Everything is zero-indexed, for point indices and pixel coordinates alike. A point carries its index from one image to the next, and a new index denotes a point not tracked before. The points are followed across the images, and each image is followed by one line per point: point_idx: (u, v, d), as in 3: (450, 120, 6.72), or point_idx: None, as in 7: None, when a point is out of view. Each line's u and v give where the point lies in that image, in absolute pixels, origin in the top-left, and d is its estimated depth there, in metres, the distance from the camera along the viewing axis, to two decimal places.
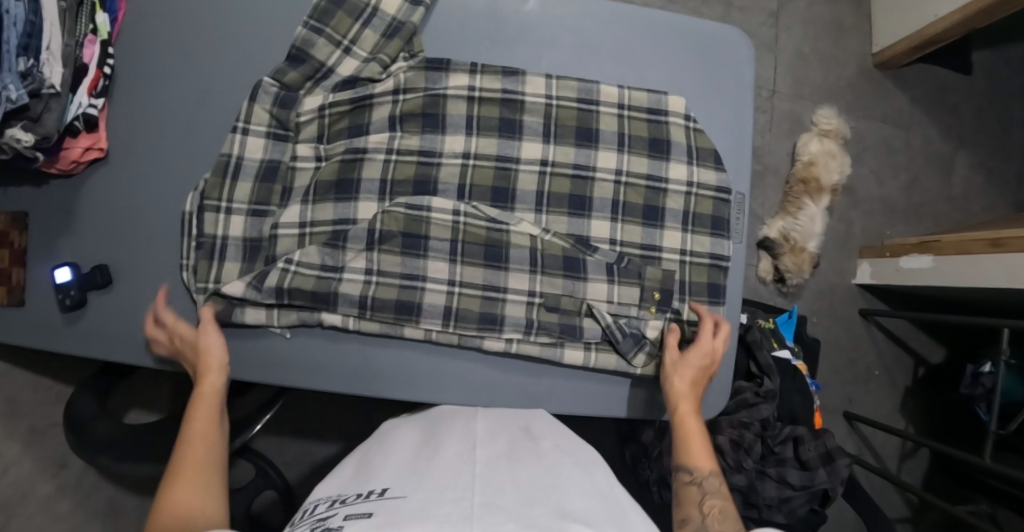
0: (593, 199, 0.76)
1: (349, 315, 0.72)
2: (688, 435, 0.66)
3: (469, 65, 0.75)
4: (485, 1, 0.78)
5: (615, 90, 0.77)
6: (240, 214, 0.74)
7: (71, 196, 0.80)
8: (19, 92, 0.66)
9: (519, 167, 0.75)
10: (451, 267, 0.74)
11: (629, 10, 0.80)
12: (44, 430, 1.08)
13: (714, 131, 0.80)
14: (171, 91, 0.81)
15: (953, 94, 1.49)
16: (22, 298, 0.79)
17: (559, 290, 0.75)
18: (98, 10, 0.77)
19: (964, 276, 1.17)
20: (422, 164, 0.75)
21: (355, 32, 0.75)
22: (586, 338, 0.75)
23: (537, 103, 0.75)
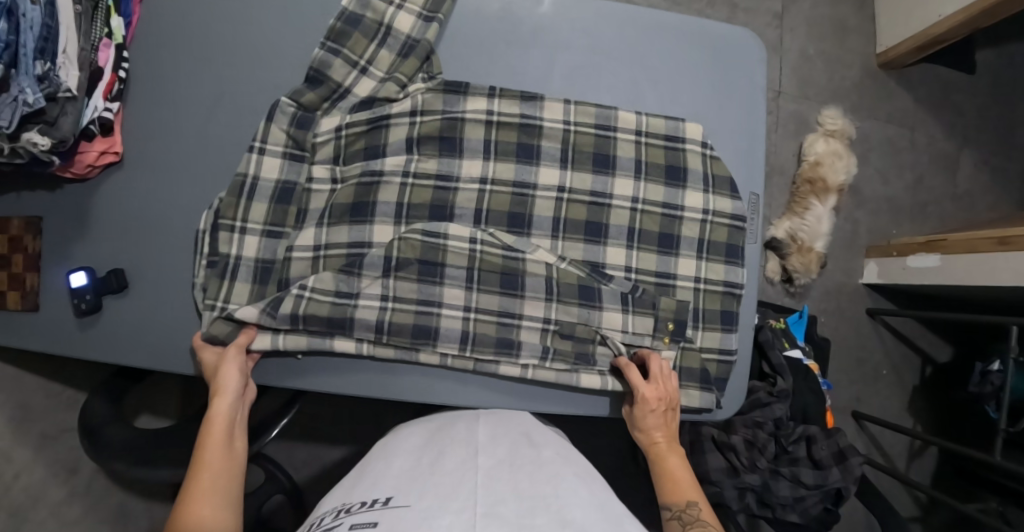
0: (609, 227, 0.74)
1: (364, 340, 0.71)
2: (665, 476, 0.65)
3: (487, 89, 0.74)
4: (500, 26, 0.78)
5: (633, 116, 0.76)
6: (253, 235, 0.74)
7: (85, 200, 0.80)
8: (36, 95, 0.67)
9: (537, 193, 0.74)
10: (467, 294, 0.71)
11: (644, 30, 0.80)
12: (54, 436, 1.08)
13: (728, 157, 0.80)
14: (184, 96, 0.81)
15: (957, 94, 1.49)
16: (37, 302, 0.79)
17: (574, 318, 0.72)
18: (113, 14, 0.78)
19: (971, 274, 1.18)
20: (439, 190, 0.73)
21: (371, 52, 0.75)
22: (600, 367, 0.72)
23: (555, 129, 0.74)
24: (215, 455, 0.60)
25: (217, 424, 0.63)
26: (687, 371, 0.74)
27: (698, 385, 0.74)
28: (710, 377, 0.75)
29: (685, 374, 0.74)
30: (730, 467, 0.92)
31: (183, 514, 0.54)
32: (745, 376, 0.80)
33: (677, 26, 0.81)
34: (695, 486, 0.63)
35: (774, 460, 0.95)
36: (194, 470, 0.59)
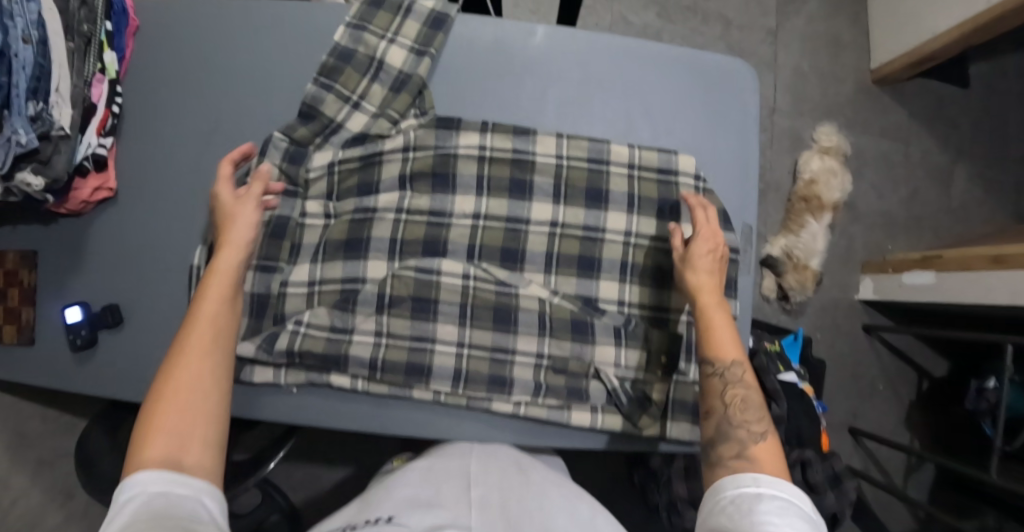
0: (602, 261, 0.74)
1: (359, 376, 0.71)
2: (708, 327, 0.63)
3: (480, 124, 0.75)
4: (491, 59, 0.77)
5: (626, 149, 0.76)
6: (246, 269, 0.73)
7: (80, 235, 0.80)
8: (28, 136, 0.66)
9: (530, 228, 0.74)
10: (461, 330, 0.72)
11: (635, 60, 0.80)
12: (50, 461, 1.08)
13: (722, 187, 0.80)
14: (180, 129, 0.81)
15: (951, 108, 1.50)
16: (32, 336, 0.79)
17: (567, 353, 0.72)
18: (105, 48, 0.78)
19: (968, 292, 1.18)
20: (432, 225, 0.74)
21: (364, 87, 0.75)
22: (592, 401, 0.72)
23: (548, 163, 0.75)
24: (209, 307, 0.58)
25: (219, 271, 0.61)
26: (680, 404, 0.73)
27: (690, 418, 0.72)
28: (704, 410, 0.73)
29: (677, 407, 0.73)
30: None
31: (168, 360, 0.54)
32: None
33: (670, 55, 0.81)
34: (738, 343, 0.62)
35: None
36: (187, 314, 0.58)
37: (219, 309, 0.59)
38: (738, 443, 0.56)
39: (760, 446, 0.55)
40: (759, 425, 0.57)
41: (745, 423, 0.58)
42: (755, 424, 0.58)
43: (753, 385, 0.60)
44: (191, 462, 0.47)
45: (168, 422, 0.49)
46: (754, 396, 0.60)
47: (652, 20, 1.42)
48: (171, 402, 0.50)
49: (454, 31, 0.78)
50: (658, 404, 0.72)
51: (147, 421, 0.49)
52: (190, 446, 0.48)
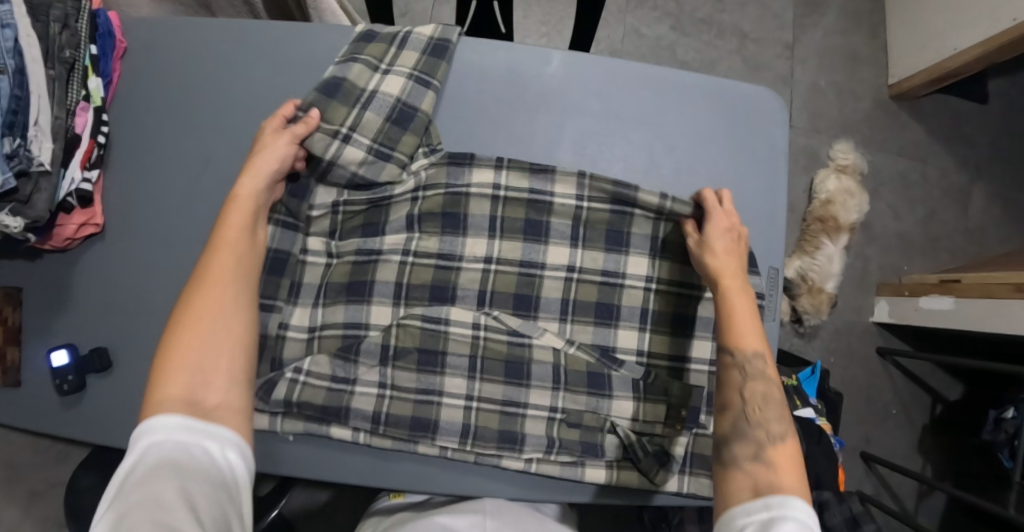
0: (621, 308, 0.71)
1: (360, 429, 0.67)
2: (727, 315, 0.61)
3: (495, 159, 0.70)
4: (500, 91, 0.73)
5: (656, 197, 0.70)
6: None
7: (65, 273, 0.75)
8: (4, 175, 0.59)
9: (545, 272, 0.71)
10: (469, 383, 0.68)
11: (656, 93, 0.75)
12: (43, 492, 1.04)
13: (746, 226, 0.76)
14: (168, 164, 0.75)
15: (969, 125, 1.43)
16: (18, 379, 0.75)
17: (582, 406, 0.69)
18: (90, 74, 0.71)
19: (988, 322, 1.14)
20: (440, 268, 0.70)
21: (355, 117, 0.69)
22: (607, 457, 0.68)
23: (566, 205, 0.71)
24: (229, 253, 0.58)
25: (242, 205, 0.62)
26: (698, 458, 0.69)
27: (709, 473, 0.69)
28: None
29: (696, 460, 0.69)
30: None
31: (198, 296, 0.55)
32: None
33: (693, 87, 0.76)
34: (760, 333, 0.61)
35: None
36: (212, 247, 0.59)
37: (239, 245, 0.59)
38: (753, 443, 0.56)
39: (778, 451, 0.55)
40: (776, 426, 0.57)
41: (762, 421, 0.57)
42: (774, 425, 0.57)
43: (772, 378, 0.59)
44: (213, 404, 0.49)
45: (198, 364, 0.51)
46: (774, 390, 0.59)
47: (665, 34, 1.38)
48: (200, 342, 0.52)
49: (461, 60, 0.73)
50: (678, 458, 0.68)
51: (176, 366, 0.50)
52: (213, 380, 0.51)
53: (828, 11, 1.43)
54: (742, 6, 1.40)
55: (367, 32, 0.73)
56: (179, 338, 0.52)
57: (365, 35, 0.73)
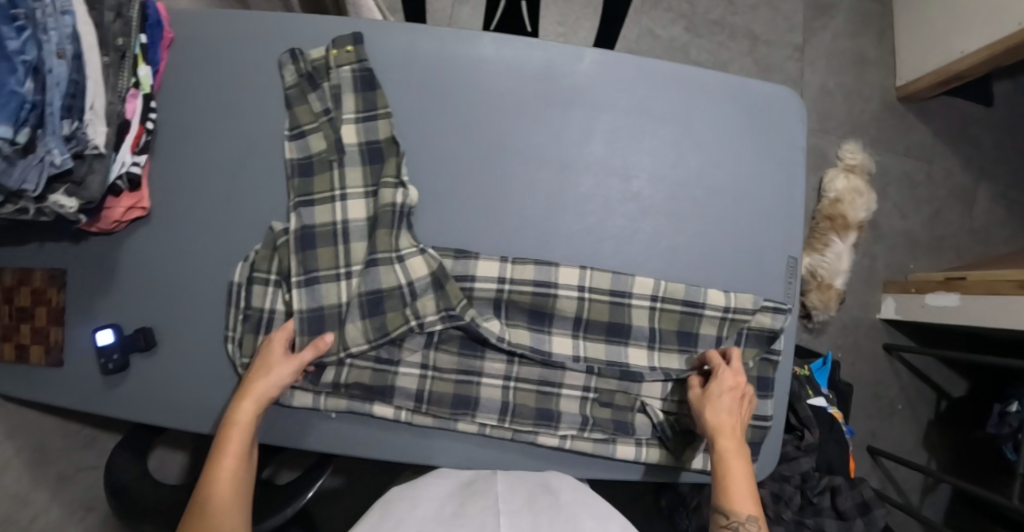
0: (632, 327, 0.73)
1: (403, 408, 0.70)
2: (724, 481, 0.62)
3: (495, 293, 0.71)
4: (535, 87, 0.76)
5: (659, 386, 0.73)
6: (259, 284, 0.72)
7: (110, 254, 0.77)
8: (63, 156, 0.62)
9: (558, 291, 0.71)
10: (508, 364, 0.72)
11: (686, 90, 0.78)
12: (69, 476, 1.06)
13: (768, 218, 0.80)
14: (214, 150, 0.76)
15: (974, 127, 1.46)
16: (60, 358, 0.79)
17: (613, 386, 0.72)
18: (139, 62, 0.72)
19: (993, 318, 1.17)
20: (459, 261, 0.71)
21: (345, 335, 0.69)
22: (637, 435, 0.71)
23: (564, 339, 0.73)
24: (229, 476, 0.59)
25: (239, 432, 0.61)
26: None
27: None
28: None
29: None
30: None
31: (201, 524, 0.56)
32: (779, 439, 0.79)
33: (720, 86, 0.79)
34: (755, 499, 0.61)
35: (799, 510, 0.94)
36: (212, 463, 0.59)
37: (240, 467, 0.60)
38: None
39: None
40: None
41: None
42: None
43: None
44: None
45: None
46: None
47: (678, 36, 1.41)
48: None
49: (493, 59, 0.75)
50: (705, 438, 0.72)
51: None
52: None
53: (837, 14, 1.46)
54: (754, 8, 1.44)
55: (304, 231, 0.71)
56: None
57: (304, 236, 0.71)
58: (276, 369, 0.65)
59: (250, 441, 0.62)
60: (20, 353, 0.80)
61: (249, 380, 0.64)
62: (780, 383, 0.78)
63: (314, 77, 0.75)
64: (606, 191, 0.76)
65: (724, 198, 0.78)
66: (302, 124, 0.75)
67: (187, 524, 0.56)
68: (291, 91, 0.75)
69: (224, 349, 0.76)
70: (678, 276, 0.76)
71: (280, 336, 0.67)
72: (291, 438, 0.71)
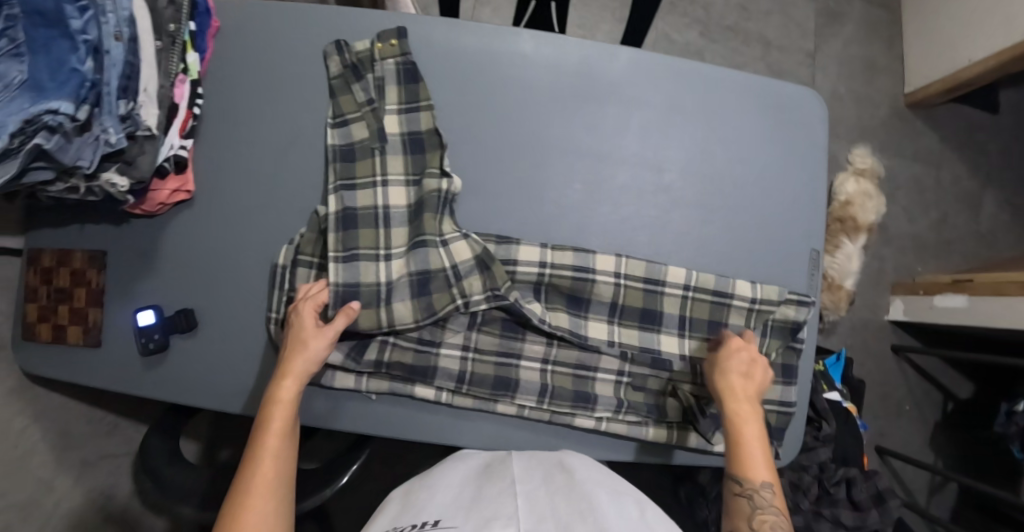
0: (663, 314, 0.75)
1: (444, 388, 0.72)
2: (737, 445, 0.64)
3: (536, 276, 0.74)
4: (573, 81, 0.78)
5: (687, 366, 0.74)
6: (303, 266, 0.74)
7: (152, 237, 0.79)
8: (118, 136, 0.64)
9: (597, 277, 0.74)
10: (547, 347, 0.75)
11: (717, 86, 0.81)
12: (93, 462, 1.07)
13: (794, 210, 0.82)
14: (260, 136, 0.79)
15: (981, 134, 1.50)
16: (99, 338, 0.80)
17: (646, 370, 0.75)
18: (189, 48, 0.75)
19: (1001, 318, 1.19)
20: (501, 247, 0.74)
21: (389, 314, 0.71)
22: (668, 419, 0.74)
23: (599, 323, 0.75)
24: (273, 450, 0.59)
25: (281, 409, 0.62)
26: None
27: None
28: (770, 429, 0.77)
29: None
30: None
31: (245, 504, 0.55)
32: (802, 425, 0.81)
33: (748, 84, 0.82)
34: (769, 464, 0.63)
35: (816, 501, 0.97)
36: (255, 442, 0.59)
37: (282, 445, 0.60)
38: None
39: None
40: None
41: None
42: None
43: (782, 511, 0.61)
44: None
45: None
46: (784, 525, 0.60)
47: (694, 41, 1.45)
48: None
49: (534, 54, 0.78)
50: None
51: None
52: None
53: (848, 22, 1.50)
54: (767, 15, 1.47)
55: (346, 213, 0.73)
56: None
57: (345, 217, 0.73)
58: (314, 346, 0.66)
59: (292, 420, 0.62)
60: (58, 334, 0.81)
61: (287, 359, 0.65)
62: (805, 372, 0.80)
63: (359, 69, 0.77)
64: (641, 182, 0.78)
65: (753, 192, 0.81)
66: (346, 112, 0.77)
67: (232, 493, 0.56)
68: (335, 81, 0.77)
69: (263, 331, 0.78)
70: (707, 266, 0.78)
71: (303, 310, 0.68)
72: (334, 419, 0.73)
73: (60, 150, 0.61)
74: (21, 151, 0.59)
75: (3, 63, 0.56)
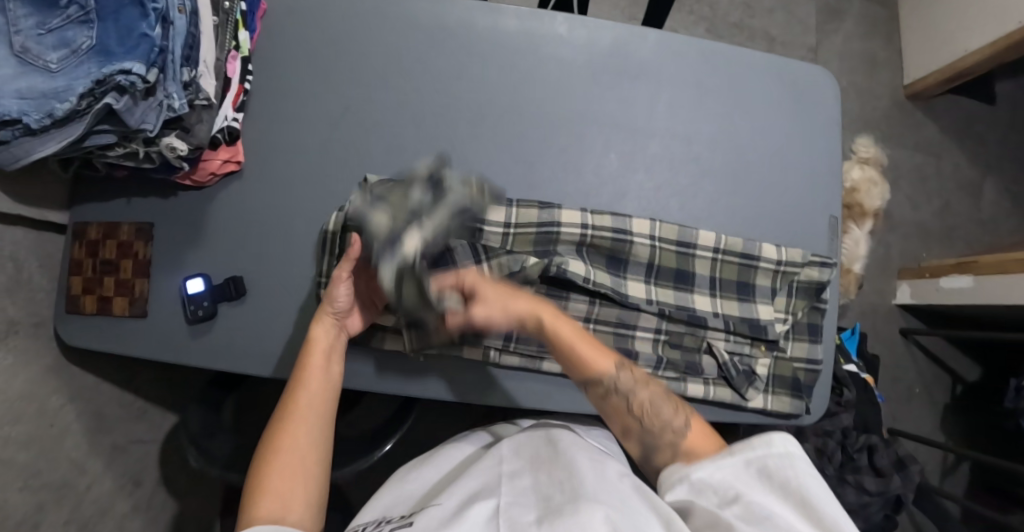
0: (695, 275, 0.79)
1: (492, 348, 0.76)
2: (569, 352, 0.64)
3: (579, 236, 0.77)
4: (605, 55, 0.83)
5: (720, 323, 0.78)
6: (354, 232, 0.77)
7: (200, 208, 0.82)
8: (180, 101, 0.68)
9: (634, 239, 0.77)
10: (589, 305, 0.77)
11: (738, 59, 0.85)
12: (123, 447, 1.07)
13: (818, 179, 0.85)
14: (308, 111, 0.82)
15: (979, 124, 1.56)
16: (145, 308, 0.81)
17: (682, 328, 0.78)
18: (240, 27, 0.79)
19: (1006, 294, 1.23)
20: (544, 212, 0.77)
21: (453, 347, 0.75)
22: (705, 374, 0.77)
23: (639, 286, 0.78)
24: (312, 384, 0.64)
25: (319, 346, 0.67)
26: (780, 379, 0.79)
27: (790, 392, 0.79)
28: (801, 385, 0.80)
29: (776, 380, 0.79)
30: None
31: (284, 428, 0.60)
32: (829, 384, 0.83)
33: (769, 57, 0.86)
34: (601, 347, 0.65)
35: (840, 467, 1.00)
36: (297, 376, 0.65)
37: (320, 380, 0.65)
38: (670, 448, 0.58)
39: (688, 438, 0.57)
40: (677, 418, 0.60)
41: (661, 421, 0.60)
42: (674, 419, 0.60)
43: (640, 379, 0.64)
44: (292, 497, 0.56)
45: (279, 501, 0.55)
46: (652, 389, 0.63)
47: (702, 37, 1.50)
48: (280, 476, 0.56)
49: (568, 36, 0.83)
50: (762, 377, 0.79)
51: (262, 497, 0.55)
52: (292, 506, 0.55)
53: (847, 19, 1.57)
54: (770, 13, 1.54)
55: None
56: (261, 471, 0.57)
57: None
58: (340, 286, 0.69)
59: (330, 360, 0.67)
60: (103, 305, 0.81)
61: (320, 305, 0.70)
62: (830, 332, 0.83)
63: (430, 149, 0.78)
64: (673, 153, 0.82)
65: (779, 158, 0.84)
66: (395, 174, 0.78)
67: (274, 417, 0.61)
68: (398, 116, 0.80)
69: (312, 297, 0.80)
70: (736, 231, 0.82)
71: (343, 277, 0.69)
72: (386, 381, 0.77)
73: (127, 111, 0.65)
74: (89, 112, 0.64)
75: (72, 30, 0.62)
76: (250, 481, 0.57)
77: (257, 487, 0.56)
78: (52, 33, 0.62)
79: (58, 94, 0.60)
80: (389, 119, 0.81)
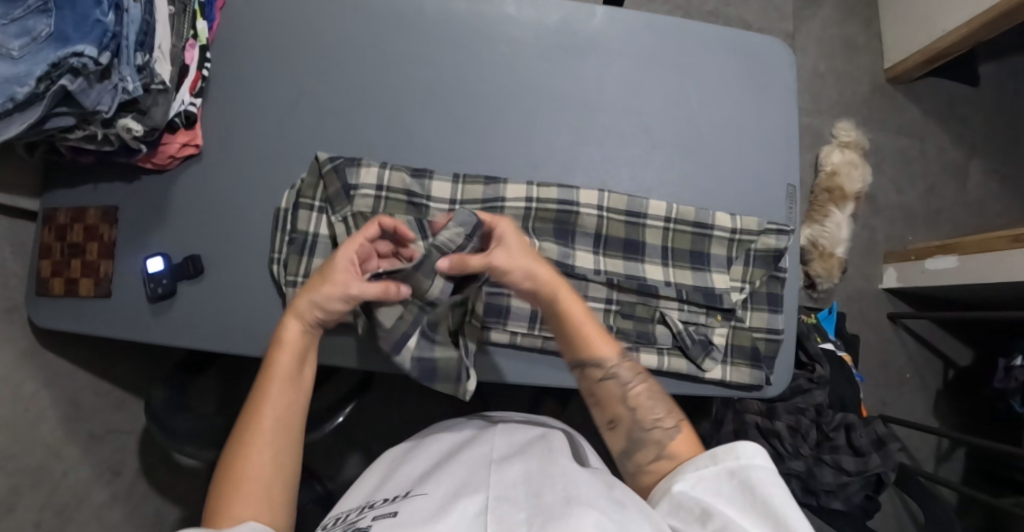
0: (645, 244, 0.79)
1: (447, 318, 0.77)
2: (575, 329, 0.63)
3: (524, 206, 0.78)
4: (554, 31, 0.84)
5: (672, 291, 0.78)
6: (305, 209, 0.79)
7: (162, 190, 0.84)
8: (135, 84, 0.69)
9: (581, 208, 0.78)
10: None
11: (688, 34, 0.85)
12: (100, 436, 1.08)
13: (772, 150, 0.85)
14: (263, 95, 0.84)
15: (962, 106, 1.54)
16: (109, 289, 0.82)
17: (634, 298, 0.78)
18: (198, 16, 0.81)
19: (993, 273, 1.20)
20: (489, 186, 0.78)
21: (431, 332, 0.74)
22: (659, 344, 0.77)
23: (586, 256, 0.78)
24: (277, 396, 0.59)
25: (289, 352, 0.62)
26: (738, 349, 0.78)
27: (749, 362, 0.78)
28: (760, 355, 0.79)
29: (735, 351, 0.78)
30: (775, 453, 0.97)
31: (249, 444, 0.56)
32: (792, 356, 0.82)
33: (719, 30, 0.86)
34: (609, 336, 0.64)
35: (816, 447, 0.99)
36: (263, 384, 0.60)
37: (290, 390, 0.60)
38: (656, 444, 0.58)
39: (677, 440, 0.58)
40: (668, 417, 0.60)
41: (653, 415, 0.60)
42: (665, 418, 0.59)
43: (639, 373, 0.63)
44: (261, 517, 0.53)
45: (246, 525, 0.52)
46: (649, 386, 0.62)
47: None
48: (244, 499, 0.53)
49: (517, 15, 0.84)
50: (720, 347, 0.78)
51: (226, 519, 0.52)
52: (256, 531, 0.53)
53: (825, 5, 1.56)
54: None
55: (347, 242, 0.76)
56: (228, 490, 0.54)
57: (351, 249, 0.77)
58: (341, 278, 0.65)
59: (300, 367, 0.62)
60: (70, 287, 0.83)
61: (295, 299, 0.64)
62: (792, 302, 0.82)
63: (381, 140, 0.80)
64: (623, 126, 0.82)
65: (732, 128, 0.84)
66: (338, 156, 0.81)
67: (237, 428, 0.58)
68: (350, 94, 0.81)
69: (269, 275, 0.81)
70: (689, 201, 0.82)
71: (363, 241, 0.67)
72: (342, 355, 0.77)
73: (82, 92, 0.67)
74: (47, 95, 0.65)
75: (33, 20, 0.63)
76: (215, 501, 0.54)
77: (224, 501, 0.53)
78: (15, 22, 0.63)
79: (18, 79, 0.62)
80: (343, 99, 0.83)
